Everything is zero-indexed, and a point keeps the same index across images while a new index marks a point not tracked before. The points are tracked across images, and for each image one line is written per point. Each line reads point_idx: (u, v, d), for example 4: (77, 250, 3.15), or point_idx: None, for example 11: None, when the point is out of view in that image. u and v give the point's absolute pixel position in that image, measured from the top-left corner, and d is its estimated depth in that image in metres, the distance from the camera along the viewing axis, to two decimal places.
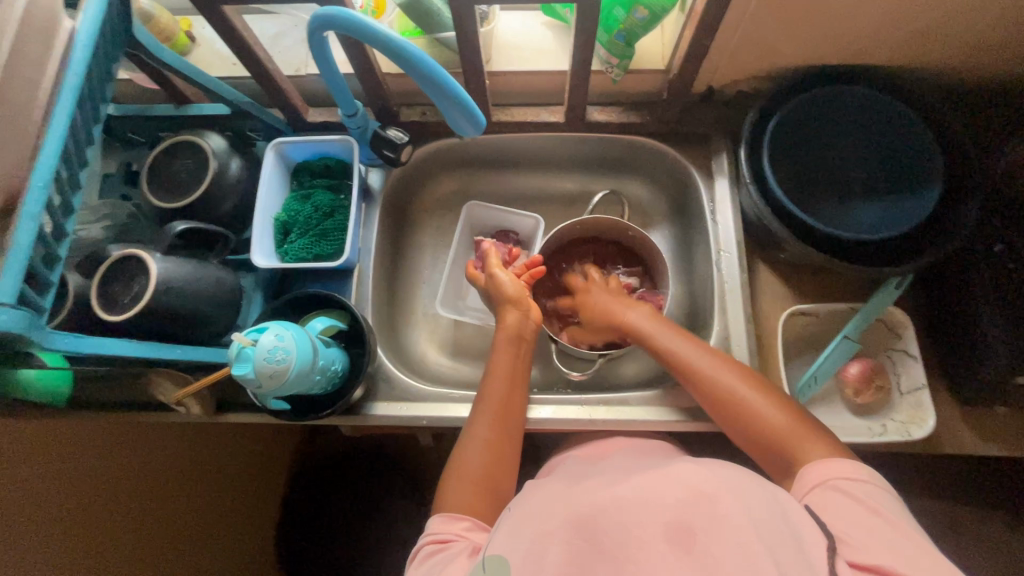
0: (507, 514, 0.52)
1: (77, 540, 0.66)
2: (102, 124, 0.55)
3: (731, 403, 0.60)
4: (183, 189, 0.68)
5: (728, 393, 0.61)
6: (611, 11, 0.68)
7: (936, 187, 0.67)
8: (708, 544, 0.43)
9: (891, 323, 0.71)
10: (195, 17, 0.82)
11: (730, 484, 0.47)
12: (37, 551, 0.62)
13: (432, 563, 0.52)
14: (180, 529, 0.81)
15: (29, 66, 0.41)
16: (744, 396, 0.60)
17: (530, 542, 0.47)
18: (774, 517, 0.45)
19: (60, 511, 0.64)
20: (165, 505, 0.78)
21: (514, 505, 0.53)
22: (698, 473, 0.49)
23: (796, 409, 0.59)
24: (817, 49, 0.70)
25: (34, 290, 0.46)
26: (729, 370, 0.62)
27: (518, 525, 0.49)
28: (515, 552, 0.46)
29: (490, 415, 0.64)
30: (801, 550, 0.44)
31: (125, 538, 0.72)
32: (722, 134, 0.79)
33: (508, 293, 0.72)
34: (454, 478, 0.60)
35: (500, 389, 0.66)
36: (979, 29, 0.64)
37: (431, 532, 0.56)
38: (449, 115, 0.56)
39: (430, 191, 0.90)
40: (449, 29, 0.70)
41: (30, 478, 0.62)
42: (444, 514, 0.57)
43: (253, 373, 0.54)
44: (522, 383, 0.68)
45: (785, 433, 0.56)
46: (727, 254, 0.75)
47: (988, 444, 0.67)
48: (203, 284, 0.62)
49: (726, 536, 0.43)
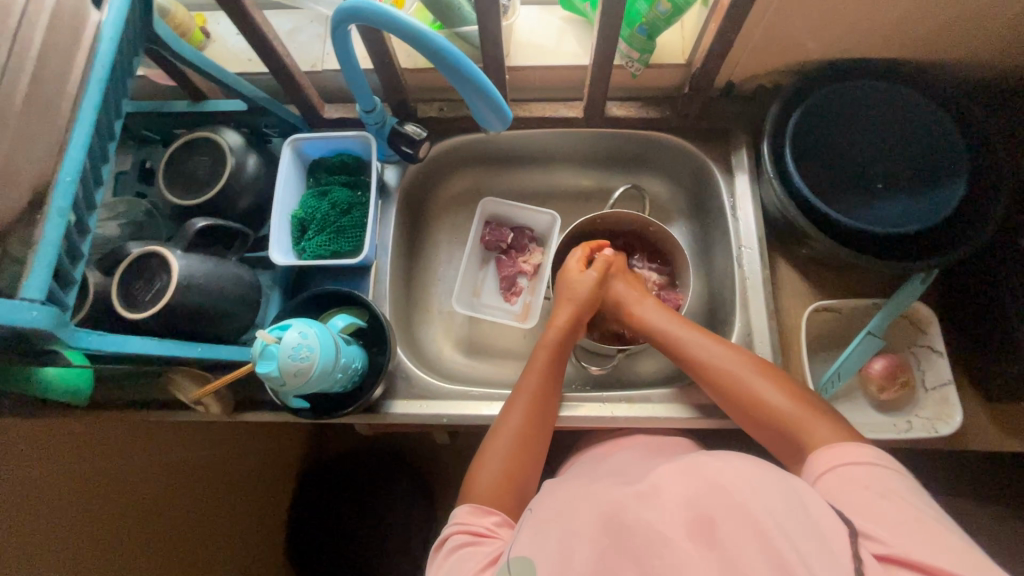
0: (528, 515, 0.52)
1: (91, 539, 0.65)
2: (123, 120, 0.54)
3: (735, 389, 0.60)
4: (201, 186, 0.67)
5: (735, 377, 0.60)
6: (633, 5, 0.68)
7: (964, 179, 0.65)
8: (730, 536, 0.42)
9: (916, 319, 0.70)
10: (210, 13, 0.82)
11: (744, 473, 0.46)
12: (50, 550, 0.61)
13: (461, 553, 0.52)
14: (194, 528, 0.80)
15: (57, 59, 0.41)
16: (750, 380, 0.60)
17: (558, 541, 0.46)
18: (794, 508, 0.43)
19: (73, 511, 0.64)
20: (177, 503, 0.77)
21: (533, 506, 0.53)
22: (714, 463, 0.48)
23: (804, 394, 0.58)
24: (840, 43, 0.69)
25: (59, 286, 0.46)
26: (735, 356, 0.62)
27: (542, 526, 0.49)
28: (541, 555, 0.46)
29: (526, 407, 0.64)
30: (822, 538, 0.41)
31: (139, 536, 0.71)
32: (742, 128, 0.78)
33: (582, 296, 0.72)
34: (484, 467, 0.60)
35: (535, 384, 0.65)
36: (1007, 21, 0.64)
37: (460, 523, 0.55)
38: (475, 109, 0.56)
39: (446, 188, 0.90)
40: (470, 23, 0.69)
41: (41, 479, 0.61)
42: (472, 505, 0.57)
43: (279, 372, 0.53)
44: (558, 381, 0.68)
45: (791, 418, 0.56)
46: (748, 249, 0.74)
47: (1014, 441, 0.67)
48: (223, 282, 0.61)
49: (746, 530, 0.42)
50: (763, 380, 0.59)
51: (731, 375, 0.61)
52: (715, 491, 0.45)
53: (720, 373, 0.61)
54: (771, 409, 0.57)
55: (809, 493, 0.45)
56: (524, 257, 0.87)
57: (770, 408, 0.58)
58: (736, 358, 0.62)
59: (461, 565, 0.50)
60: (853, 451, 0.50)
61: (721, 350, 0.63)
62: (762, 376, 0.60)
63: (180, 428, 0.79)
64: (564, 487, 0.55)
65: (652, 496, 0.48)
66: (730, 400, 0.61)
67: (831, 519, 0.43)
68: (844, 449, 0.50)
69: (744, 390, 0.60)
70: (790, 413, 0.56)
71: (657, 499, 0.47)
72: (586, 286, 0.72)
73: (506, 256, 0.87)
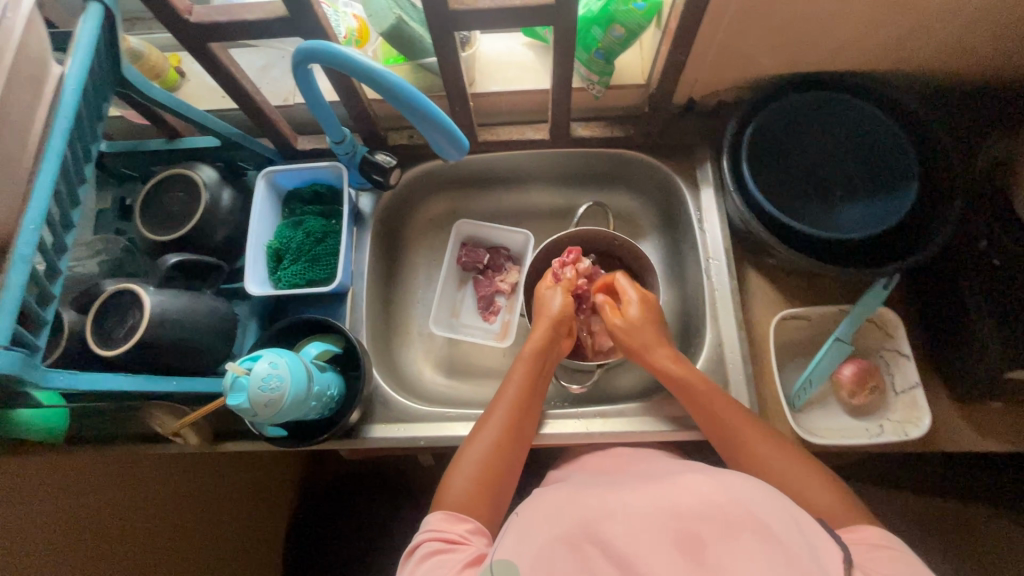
0: (515, 517, 0.52)
1: (88, 540, 0.66)
2: (93, 164, 0.56)
3: (762, 465, 0.59)
4: (175, 221, 0.69)
5: (766, 460, 0.59)
6: (589, 31, 0.70)
7: (914, 185, 0.67)
8: (718, 557, 0.43)
9: (881, 322, 0.71)
10: (183, 53, 0.84)
11: (744, 495, 0.47)
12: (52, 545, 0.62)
13: (435, 560, 0.52)
14: (190, 540, 0.81)
15: (19, 112, 0.42)
16: (780, 464, 0.58)
17: (539, 547, 0.46)
18: (790, 528, 0.45)
19: (79, 519, 0.65)
20: (174, 518, 0.78)
21: (520, 509, 0.53)
22: (708, 482, 0.48)
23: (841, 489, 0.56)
24: (791, 60, 0.72)
25: (28, 329, 0.47)
26: (764, 436, 0.60)
27: (527, 527, 0.49)
28: (523, 557, 0.46)
29: (506, 418, 0.64)
30: (819, 565, 0.43)
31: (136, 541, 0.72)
32: (705, 144, 0.81)
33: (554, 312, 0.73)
34: (458, 473, 0.61)
35: (513, 392, 0.66)
36: (948, 33, 0.66)
37: (432, 530, 0.56)
38: (433, 141, 0.57)
39: (421, 212, 0.92)
40: (431, 54, 0.72)
41: (36, 519, 0.61)
42: (447, 512, 0.58)
43: (249, 404, 0.54)
44: (540, 395, 0.68)
45: (831, 510, 0.54)
46: (716, 261, 0.76)
47: (986, 440, 0.68)
48: (198, 315, 0.62)
49: (735, 546, 0.43)
50: (787, 460, 0.58)
51: (761, 454, 0.59)
52: (710, 510, 0.46)
53: (749, 445, 0.60)
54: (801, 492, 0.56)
55: (807, 519, 0.47)
56: (501, 276, 0.88)
57: (790, 488, 0.57)
58: (769, 443, 0.60)
59: (435, 572, 0.51)
60: (876, 534, 0.51)
61: (753, 431, 0.61)
62: (792, 458, 0.58)
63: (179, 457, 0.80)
64: (557, 489, 0.54)
65: (633, 504, 0.48)
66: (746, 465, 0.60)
67: (827, 545, 0.46)
68: (866, 532, 0.51)
69: (769, 468, 0.58)
70: (817, 498, 0.55)
71: (625, 515, 0.48)
72: (552, 300, 0.74)
73: (483, 276, 0.89)
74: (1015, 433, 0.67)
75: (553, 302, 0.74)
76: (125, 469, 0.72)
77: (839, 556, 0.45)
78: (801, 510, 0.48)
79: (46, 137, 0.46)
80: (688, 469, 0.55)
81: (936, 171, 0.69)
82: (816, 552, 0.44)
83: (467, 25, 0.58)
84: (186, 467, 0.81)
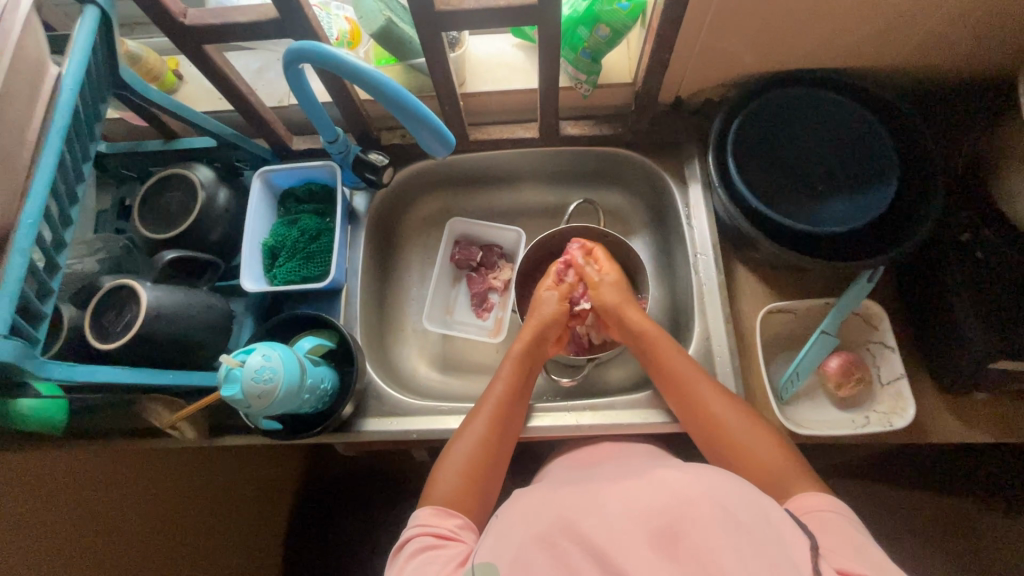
0: (495, 518, 0.53)
1: (87, 535, 0.68)
2: (92, 163, 0.58)
3: (716, 426, 0.62)
4: (172, 220, 0.70)
5: (720, 420, 0.62)
6: (575, 31, 0.71)
7: (893, 182, 0.69)
8: (693, 548, 0.43)
9: (867, 315, 0.72)
10: (181, 56, 0.86)
11: (713, 487, 0.48)
12: (50, 540, 0.63)
13: (425, 555, 0.53)
14: (189, 536, 0.82)
15: (16, 112, 0.44)
16: (732, 427, 0.61)
17: (516, 549, 0.47)
18: (758, 520, 0.46)
19: (75, 514, 0.67)
20: (172, 514, 0.79)
21: (499, 514, 0.54)
22: (680, 475, 0.50)
23: (790, 451, 0.59)
24: (774, 58, 0.73)
25: (28, 321, 0.49)
26: (721, 397, 0.63)
27: (506, 527, 0.51)
28: (503, 559, 0.47)
29: (490, 416, 0.65)
30: (787, 551, 0.44)
31: (135, 536, 0.73)
32: (692, 141, 0.82)
33: (548, 314, 0.74)
34: (445, 471, 0.61)
35: (502, 389, 0.68)
36: (927, 30, 0.67)
37: (421, 525, 0.56)
38: (421, 139, 0.59)
39: (415, 211, 0.93)
40: (421, 55, 0.73)
41: (31, 516, 0.62)
42: (436, 508, 0.58)
43: (242, 395, 0.55)
44: (525, 397, 0.70)
45: (781, 472, 0.56)
46: (703, 256, 0.77)
47: (970, 431, 0.68)
48: (193, 310, 0.64)
49: (710, 535, 0.43)
50: (739, 421, 0.61)
51: (716, 415, 0.62)
52: (679, 502, 0.47)
53: (709, 409, 0.63)
54: (751, 454, 0.58)
55: (774, 509, 0.48)
56: (493, 274, 0.89)
57: (741, 449, 0.59)
58: (723, 403, 0.63)
59: (426, 566, 0.51)
60: (823, 501, 0.52)
61: (709, 392, 0.64)
62: (746, 421, 0.61)
63: (177, 453, 0.81)
64: (535, 490, 0.55)
65: (608, 501, 0.49)
66: (698, 422, 0.63)
67: (794, 531, 0.46)
68: (816, 498, 0.52)
69: (722, 427, 0.61)
70: (768, 460, 0.58)
71: (607, 502, 0.49)
72: (549, 304, 0.75)
73: (476, 273, 0.90)
74: (1000, 424, 0.68)
75: (549, 305, 0.75)
76: (119, 466, 0.73)
77: (805, 541, 0.45)
78: (771, 502, 0.49)
79: (43, 135, 0.47)
80: (673, 460, 0.56)
81: (919, 165, 0.70)
82: (789, 539, 0.45)
83: (453, 26, 0.60)
84: (184, 463, 0.82)
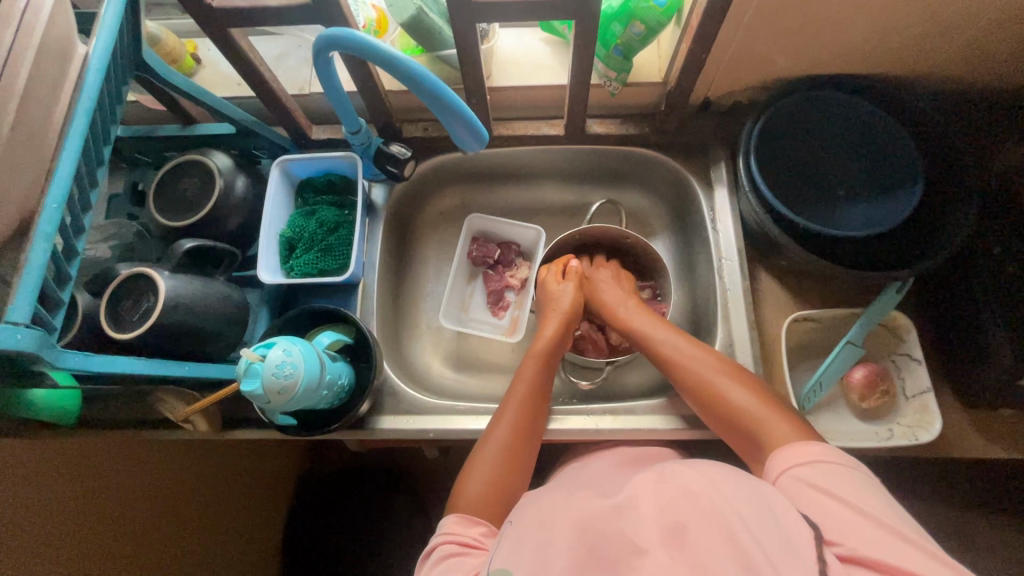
0: (508, 527, 0.51)
1: (85, 515, 0.66)
2: (112, 146, 0.56)
3: (704, 391, 0.61)
4: (188, 207, 0.68)
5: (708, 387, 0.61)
6: (609, 27, 0.70)
7: (918, 187, 0.68)
8: (697, 537, 0.42)
9: (894, 327, 0.72)
10: (201, 40, 0.84)
11: (718, 480, 0.47)
12: (45, 515, 0.62)
13: (448, 564, 0.51)
14: (184, 529, 0.79)
15: (44, 88, 0.42)
16: (720, 388, 0.60)
17: (535, 549, 0.46)
18: (760, 508, 0.43)
19: (70, 492, 0.65)
20: (172, 504, 0.77)
21: (513, 518, 0.52)
22: (692, 474, 0.49)
23: (780, 405, 0.57)
24: (810, 61, 0.72)
25: (46, 309, 0.47)
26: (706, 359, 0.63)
27: (520, 537, 0.48)
28: (519, 563, 0.45)
29: (513, 422, 0.64)
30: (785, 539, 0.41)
31: (132, 521, 0.72)
32: (720, 144, 0.81)
33: (565, 306, 0.74)
34: (471, 477, 0.60)
35: (523, 394, 0.66)
36: (970, 39, 0.66)
37: (446, 534, 0.55)
38: (453, 131, 0.58)
39: (433, 205, 0.92)
40: (450, 46, 0.72)
41: (25, 523, 0.60)
42: (461, 515, 0.57)
43: (263, 389, 0.54)
44: (545, 401, 0.68)
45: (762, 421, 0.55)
46: (729, 262, 0.76)
47: (993, 446, 0.68)
48: (210, 301, 0.62)
49: (715, 531, 0.42)
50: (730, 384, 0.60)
51: (704, 380, 0.61)
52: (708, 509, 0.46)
53: (694, 377, 0.62)
54: (742, 416, 0.57)
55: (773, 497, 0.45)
56: (511, 272, 0.88)
57: (730, 407, 0.58)
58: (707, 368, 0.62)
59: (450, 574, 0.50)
60: (807, 452, 0.50)
61: (690, 355, 0.64)
62: (729, 379, 0.60)
63: (183, 448, 0.80)
64: (548, 497, 0.54)
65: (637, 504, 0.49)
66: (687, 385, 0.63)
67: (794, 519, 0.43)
68: (799, 449, 0.50)
69: (709, 398, 0.61)
70: (761, 416, 0.56)
71: (636, 507, 0.48)
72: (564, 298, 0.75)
73: (493, 271, 0.88)
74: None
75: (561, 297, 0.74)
76: (121, 461, 0.71)
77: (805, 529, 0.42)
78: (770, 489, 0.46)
79: (67, 116, 0.46)
80: None
81: (953, 176, 0.69)
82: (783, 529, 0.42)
83: (489, 16, 0.58)
84: (187, 456, 0.81)
